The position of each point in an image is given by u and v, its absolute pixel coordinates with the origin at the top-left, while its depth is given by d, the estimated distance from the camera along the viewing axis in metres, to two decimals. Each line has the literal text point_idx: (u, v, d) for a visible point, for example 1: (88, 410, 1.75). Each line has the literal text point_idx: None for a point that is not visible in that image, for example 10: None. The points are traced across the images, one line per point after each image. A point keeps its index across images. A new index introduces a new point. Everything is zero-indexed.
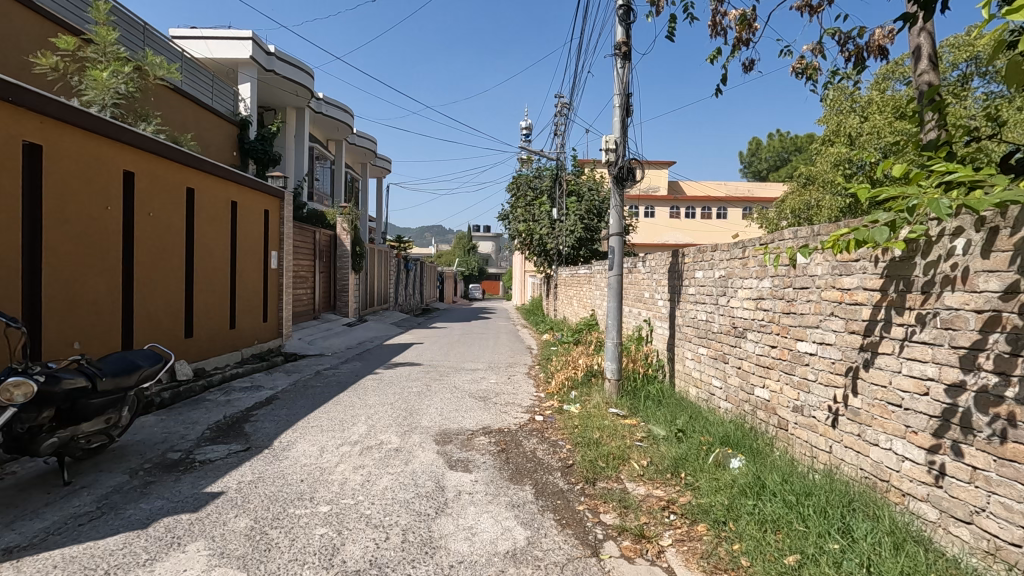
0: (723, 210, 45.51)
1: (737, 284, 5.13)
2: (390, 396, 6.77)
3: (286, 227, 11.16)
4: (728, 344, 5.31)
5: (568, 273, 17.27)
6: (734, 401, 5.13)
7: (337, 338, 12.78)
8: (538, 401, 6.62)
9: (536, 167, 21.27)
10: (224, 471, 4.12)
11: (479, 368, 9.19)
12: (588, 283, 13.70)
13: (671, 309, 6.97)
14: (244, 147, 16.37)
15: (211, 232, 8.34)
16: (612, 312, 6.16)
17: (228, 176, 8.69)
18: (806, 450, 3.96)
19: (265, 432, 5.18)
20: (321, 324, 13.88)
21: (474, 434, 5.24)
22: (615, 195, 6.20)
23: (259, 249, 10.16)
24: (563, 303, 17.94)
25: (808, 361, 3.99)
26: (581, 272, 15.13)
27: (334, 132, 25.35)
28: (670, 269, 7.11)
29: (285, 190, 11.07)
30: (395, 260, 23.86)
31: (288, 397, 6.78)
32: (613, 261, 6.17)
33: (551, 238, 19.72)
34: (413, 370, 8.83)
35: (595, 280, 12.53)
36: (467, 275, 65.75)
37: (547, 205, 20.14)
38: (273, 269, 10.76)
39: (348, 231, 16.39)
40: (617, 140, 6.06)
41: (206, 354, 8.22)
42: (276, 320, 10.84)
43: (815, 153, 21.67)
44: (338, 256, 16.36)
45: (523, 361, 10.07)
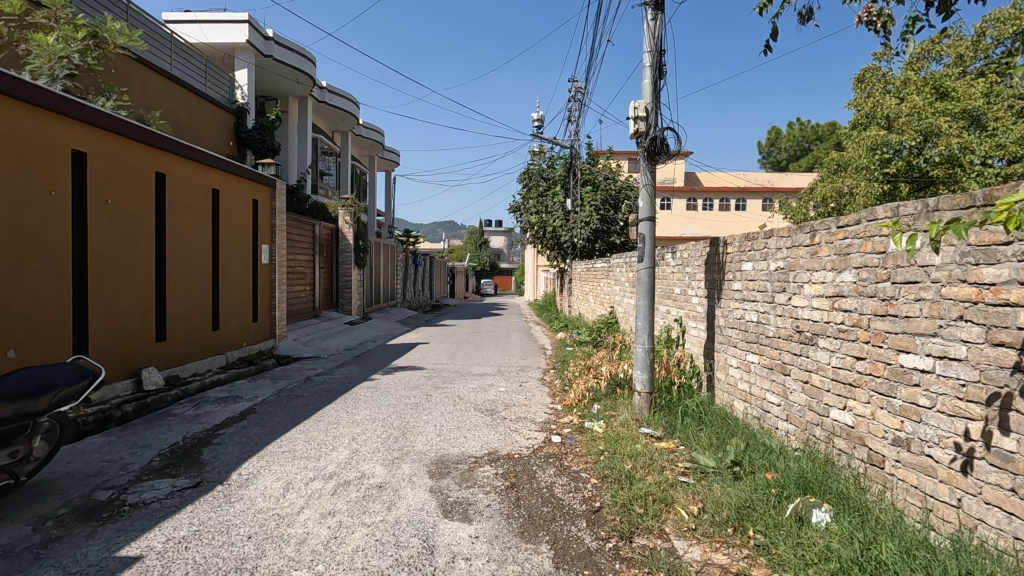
0: (742, 201, 44.12)
1: (803, 279, 4.12)
2: (383, 410, 5.86)
3: (278, 219, 10.31)
4: (790, 352, 4.31)
5: (584, 268, 16.28)
6: (800, 423, 4.13)
7: (337, 338, 11.91)
8: (554, 416, 5.67)
9: (549, 156, 20.25)
10: (156, 520, 3.23)
11: (487, 373, 8.26)
12: (606, 278, 12.72)
13: (710, 307, 5.96)
14: (241, 137, 15.55)
15: (187, 224, 7.50)
16: (643, 312, 5.18)
17: (206, 162, 7.83)
18: (917, 499, 2.97)
19: (226, 460, 4.30)
20: (321, 323, 13.04)
21: (478, 463, 4.31)
22: (646, 173, 5.21)
23: (247, 243, 9.32)
24: (578, 299, 16.94)
25: (918, 381, 2.98)
26: (597, 266, 14.15)
27: (339, 123, 24.52)
28: (708, 261, 6.09)
29: (277, 179, 10.20)
30: (402, 255, 22.97)
31: (267, 410, 5.91)
32: (644, 252, 5.18)
33: (564, 231, 18.71)
34: (414, 376, 7.92)
35: (614, 275, 11.53)
36: (479, 270, 64.88)
37: (561, 196, 19.11)
38: (265, 264, 9.92)
39: (350, 224, 15.54)
40: (648, 106, 5.08)
41: (184, 359, 7.38)
42: (267, 320, 10.01)
43: (845, 138, 20.41)
44: (340, 251, 15.52)
45: (536, 365, 9.12)
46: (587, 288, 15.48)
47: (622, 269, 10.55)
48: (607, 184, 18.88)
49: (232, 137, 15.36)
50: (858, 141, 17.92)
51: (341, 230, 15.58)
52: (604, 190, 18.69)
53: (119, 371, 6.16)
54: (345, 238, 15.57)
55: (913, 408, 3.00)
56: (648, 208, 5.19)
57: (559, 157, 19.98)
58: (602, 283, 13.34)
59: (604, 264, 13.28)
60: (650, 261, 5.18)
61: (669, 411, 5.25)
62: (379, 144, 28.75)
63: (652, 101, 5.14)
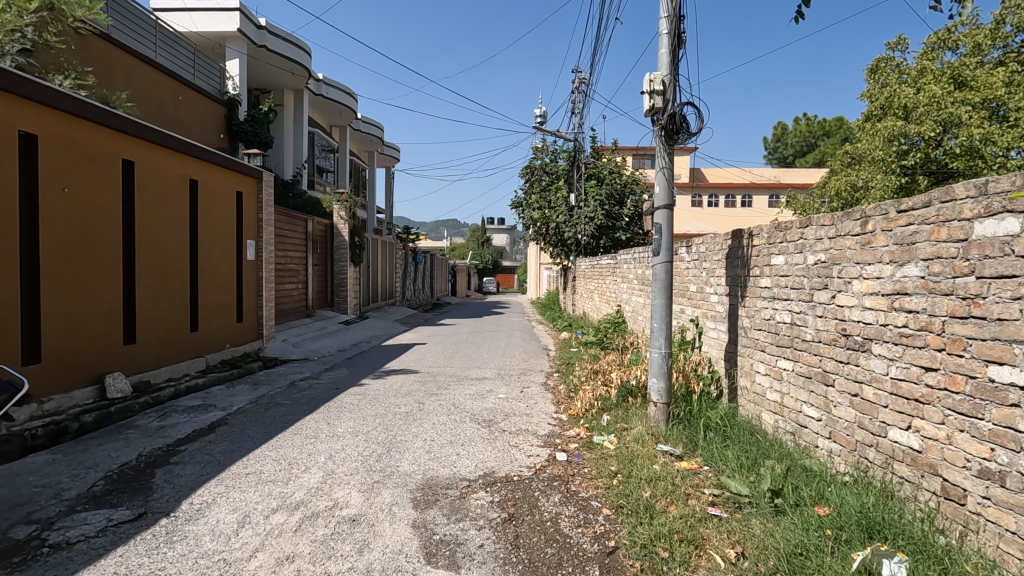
0: (748, 197, 43.43)
1: (851, 274, 3.51)
2: (369, 421, 5.28)
3: (265, 213, 9.73)
4: (834, 359, 3.70)
5: (589, 266, 15.67)
6: (849, 444, 3.52)
7: (330, 338, 11.34)
8: (559, 429, 5.08)
9: (552, 150, 19.62)
10: (75, 569, 2.65)
11: (486, 377, 7.68)
12: (612, 276, 12.12)
13: (733, 306, 5.35)
14: (232, 129, 14.97)
15: (161, 217, 6.93)
16: (660, 311, 4.59)
17: (182, 149, 7.25)
18: (1018, 549, 2.37)
19: (180, 484, 3.73)
20: (314, 323, 12.47)
21: (471, 487, 3.72)
22: (662, 155, 4.61)
23: (231, 238, 8.75)
24: (583, 298, 16.31)
25: (1017, 401, 2.38)
26: (603, 263, 13.55)
27: (337, 117, 23.93)
28: (730, 255, 5.48)
29: (263, 171, 9.61)
30: (401, 253, 22.37)
31: (241, 421, 5.33)
32: (661, 243, 4.59)
33: (568, 227, 18.08)
34: (407, 381, 7.34)
35: (620, 272, 10.93)
36: (481, 268, 64.31)
37: (565, 191, 18.48)
38: (250, 261, 9.35)
39: (346, 220, 14.96)
40: (665, 77, 4.49)
41: (157, 363, 6.80)
42: (254, 320, 9.44)
43: (858, 131, 19.72)
44: (335, 248, 14.94)
45: (539, 368, 8.54)
46: (592, 286, 14.87)
47: (630, 265, 9.95)
48: (612, 178, 18.24)
49: (223, 129, 14.79)
50: (873, 132, 17.25)
51: (336, 226, 15.01)
52: (609, 185, 18.06)
53: (79, 378, 5.59)
54: (340, 234, 15.00)
55: (1010, 434, 2.40)
56: (665, 193, 4.59)
57: (563, 151, 19.36)
58: (608, 280, 12.74)
59: (610, 260, 12.69)
60: (667, 253, 4.58)
61: (689, 423, 4.65)
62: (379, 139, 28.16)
63: (670, 73, 4.54)
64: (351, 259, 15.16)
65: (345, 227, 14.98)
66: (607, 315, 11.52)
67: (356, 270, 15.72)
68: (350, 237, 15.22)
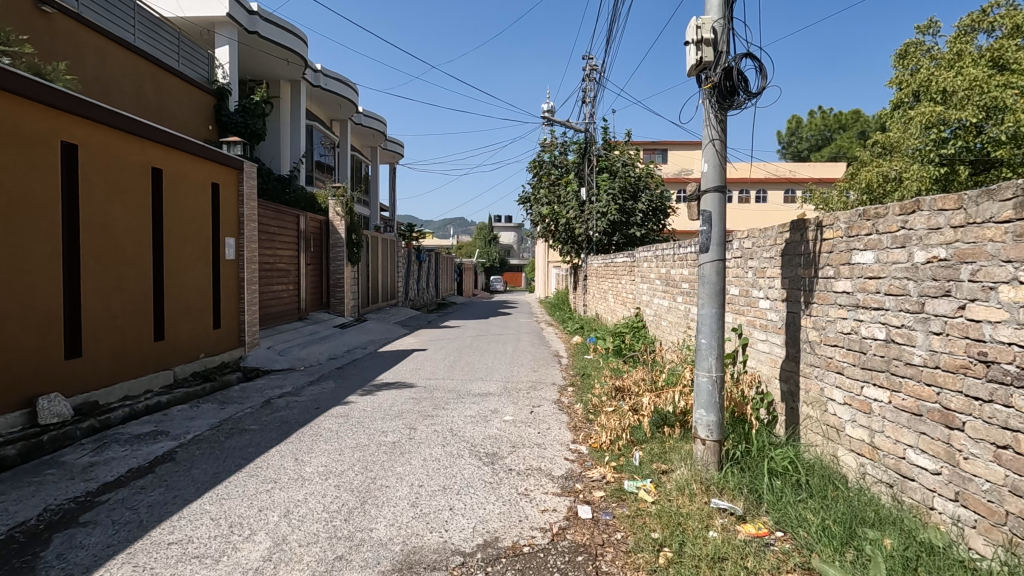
0: (762, 192, 42.20)
1: (999, 277, 2.51)
2: (346, 456, 4.33)
3: (247, 207, 8.81)
4: (964, 395, 2.70)
5: (602, 265, 14.66)
6: (994, 516, 2.52)
7: (322, 344, 10.42)
8: (579, 469, 4.10)
9: (562, 143, 18.62)
10: None
11: (491, 393, 6.69)
12: (630, 275, 11.10)
13: (793, 314, 4.33)
14: (222, 120, 14.08)
15: (115, 210, 6.01)
16: (711, 323, 3.59)
17: (142, 133, 6.33)
18: None
19: (77, 561, 2.78)
20: (307, 328, 11.56)
21: (467, 567, 2.75)
22: (712, 124, 3.59)
23: (206, 234, 7.83)
24: (595, 298, 15.30)
25: None
26: (618, 261, 12.54)
27: (337, 111, 23.02)
28: (787, 252, 4.47)
29: (243, 161, 8.69)
30: (404, 251, 21.46)
31: (193, 454, 4.39)
32: (710, 236, 3.59)
33: (579, 223, 17.05)
34: (401, 399, 6.37)
35: (639, 271, 9.93)
36: (488, 266, 63.39)
37: (576, 185, 17.48)
38: (230, 260, 8.44)
39: (342, 216, 14.06)
40: (718, 24, 3.48)
41: (110, 379, 5.88)
42: (234, 325, 8.54)
43: (887, 120, 18.54)
44: (331, 246, 14.04)
45: (550, 381, 7.55)
46: (606, 287, 13.86)
47: (652, 264, 8.92)
48: (626, 171, 17.21)
49: (212, 120, 13.91)
50: (908, 120, 16.03)
51: (332, 222, 14.12)
52: (623, 178, 17.03)
53: (5, 401, 4.68)
54: (336, 231, 14.10)
55: None
56: (716, 171, 3.58)
57: (573, 143, 18.35)
58: (624, 280, 11.74)
59: (626, 257, 11.69)
60: (720, 247, 3.59)
61: (748, 465, 3.65)
62: (381, 134, 27.24)
63: (723, 17, 3.53)
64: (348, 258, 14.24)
65: (341, 223, 14.06)
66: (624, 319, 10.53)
67: (354, 269, 14.82)
68: (347, 234, 14.31)
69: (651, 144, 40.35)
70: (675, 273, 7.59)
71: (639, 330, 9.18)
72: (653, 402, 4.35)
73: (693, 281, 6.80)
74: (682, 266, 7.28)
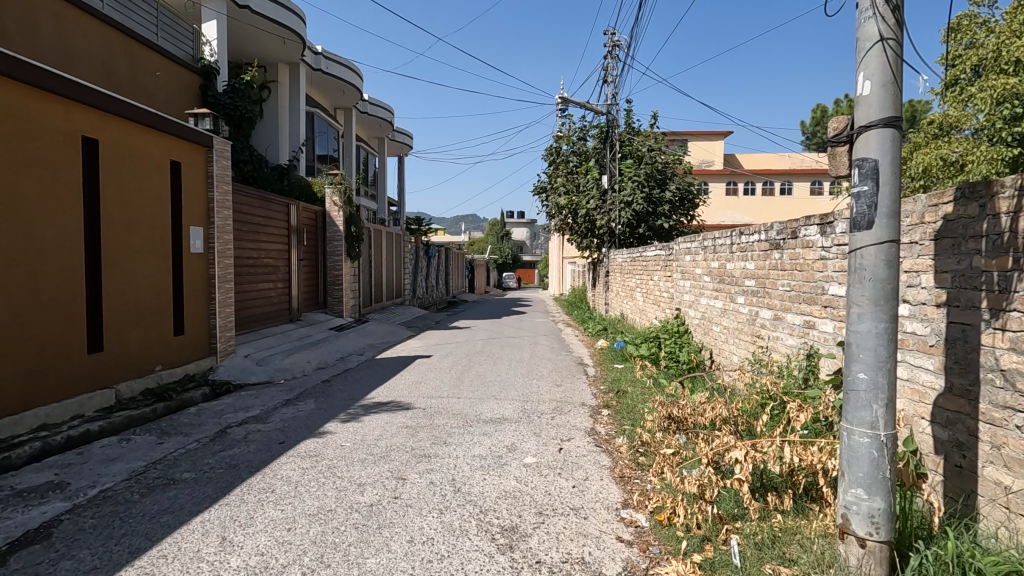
0: (787, 183, 40.29)
1: None
2: (299, 536, 2.96)
3: (218, 192, 7.50)
4: None
5: (627, 259, 13.20)
6: None
7: (312, 350, 9.09)
8: (645, 567, 2.67)
9: (581, 127, 17.14)
10: None
11: (506, 421, 5.28)
12: (665, 271, 9.63)
13: (966, 327, 2.86)
14: (209, 101, 12.83)
15: (27, 189, 4.74)
16: (878, 345, 2.14)
17: (65, 93, 5.04)
18: None
19: None
20: (297, 331, 10.25)
21: None
22: (879, 15, 2.14)
23: (164, 223, 6.54)
24: (620, 296, 13.84)
25: None
26: (648, 254, 11.06)
27: (341, 98, 21.71)
28: (949, 234, 3.00)
29: (212, 137, 7.38)
30: (411, 247, 20.10)
31: (81, 528, 3.06)
32: (876, 201, 2.15)
33: (600, 214, 15.59)
34: (392, 429, 4.99)
35: (678, 266, 8.47)
36: (500, 263, 62.04)
37: (597, 173, 16.01)
38: (197, 254, 7.15)
39: (340, 206, 12.75)
40: None
41: (19, 404, 4.60)
42: (203, 331, 7.26)
43: (941, 99, 16.78)
44: (328, 239, 12.74)
45: (579, 402, 6.12)
46: (632, 284, 12.43)
47: (696, 258, 7.45)
48: (652, 157, 15.69)
49: (198, 102, 12.65)
50: (971, 96, 14.30)
51: (329, 213, 12.83)
52: (648, 165, 15.52)
53: None
54: (333, 222, 12.78)
55: None
56: (887, 93, 2.14)
57: (593, 128, 16.86)
58: (657, 277, 10.30)
59: (659, 250, 10.25)
60: (894, 219, 2.14)
61: None
62: (389, 124, 25.93)
63: None
64: (346, 253, 12.91)
65: (339, 214, 12.72)
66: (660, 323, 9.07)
67: (353, 265, 13.49)
68: (346, 226, 13.00)
69: (669, 135, 38.65)
70: (733, 268, 6.12)
71: (680, 338, 7.73)
72: (751, 459, 2.92)
73: (763, 277, 5.32)
74: (744, 260, 5.81)
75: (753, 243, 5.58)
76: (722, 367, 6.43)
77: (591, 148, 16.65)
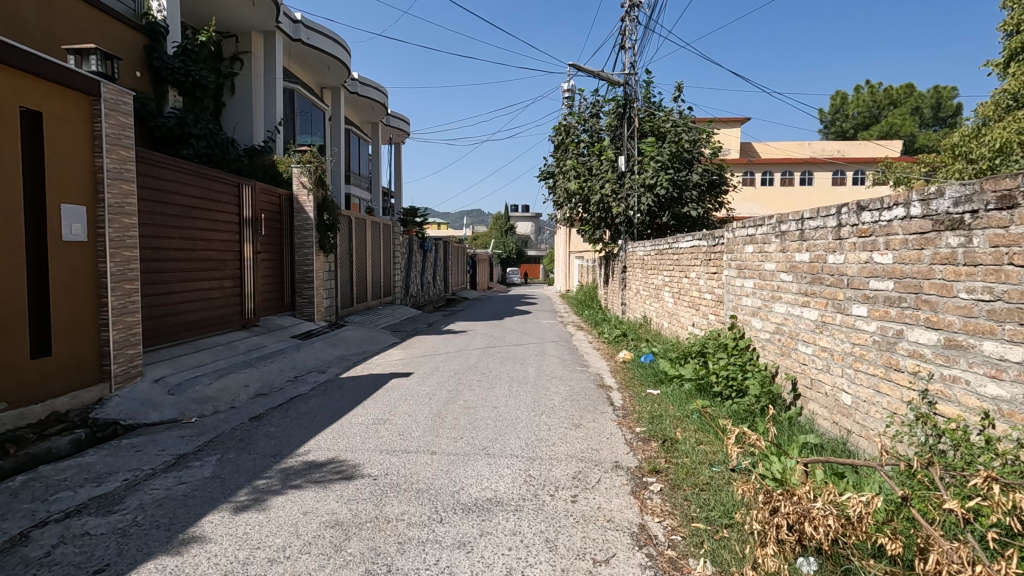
0: (808, 173, 38.01)
1: None
2: None
3: (111, 160, 5.52)
4: None
5: (650, 253, 11.15)
6: None
7: (257, 368, 7.12)
8: None
9: (593, 103, 15.03)
10: None
11: (500, 511, 3.28)
12: (710, 267, 7.57)
13: None
14: (155, 65, 10.82)
15: None
16: None
17: None
18: None
19: None
20: (248, 342, 8.27)
21: None
22: None
23: (11, 196, 4.57)
24: (641, 296, 11.81)
25: None
26: (681, 247, 9.01)
27: (328, 76, 19.64)
28: None
29: (100, 82, 5.38)
30: (403, 241, 18.05)
31: None
32: None
33: (616, 201, 13.50)
34: (307, 533, 2.98)
35: (732, 261, 6.40)
36: (504, 258, 60.08)
37: (613, 154, 13.91)
38: (77, 242, 5.17)
39: (310, 190, 10.68)
40: None
41: None
42: (86, 350, 5.27)
43: (1009, 69, 14.60)
44: (296, 229, 10.74)
45: (611, 463, 4.11)
46: (659, 283, 10.38)
47: (767, 250, 5.41)
48: (677, 136, 13.57)
49: (141, 64, 10.65)
50: None
51: (297, 198, 10.77)
52: (673, 144, 13.40)
53: None
54: (302, 209, 10.75)
55: None
56: None
57: (608, 104, 14.75)
58: (695, 274, 8.22)
59: (698, 240, 8.18)
60: None
61: None
62: (383, 108, 23.86)
63: None
64: (318, 245, 10.93)
65: (308, 198, 10.69)
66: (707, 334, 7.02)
67: (328, 259, 11.50)
68: (319, 214, 10.96)
69: None
70: (843, 264, 4.07)
71: (743, 359, 5.67)
72: None
73: (920, 279, 3.27)
74: (869, 252, 3.76)
75: (892, 223, 3.52)
76: (819, 406, 4.41)
77: (607, 126, 14.54)
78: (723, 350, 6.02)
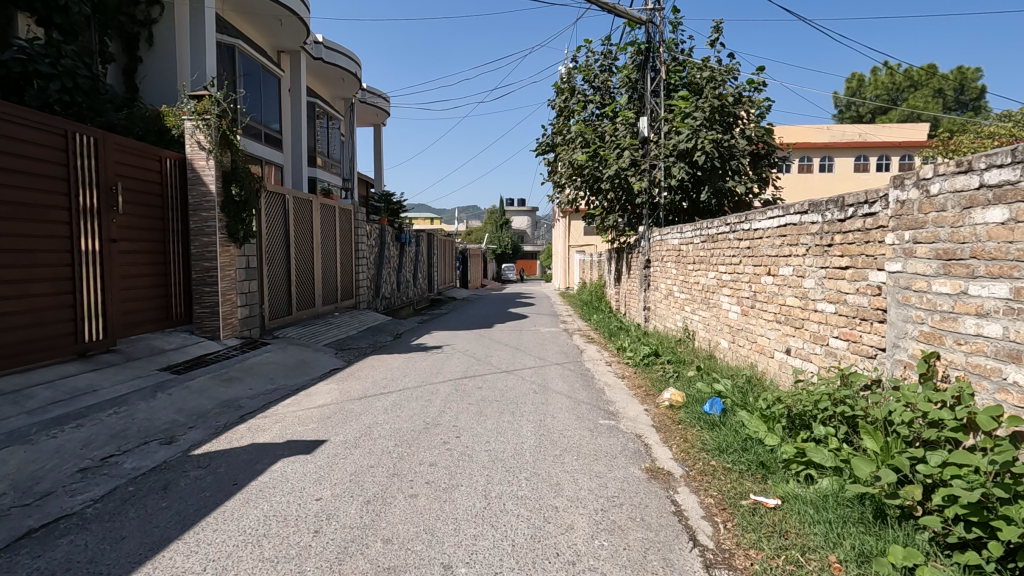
0: (827, 159, 35.07)
1: None
2: None
3: None
4: None
5: (693, 242, 7.99)
6: None
7: (30, 444, 3.91)
8: None
9: (605, 55, 11.93)
10: None
11: None
12: (835, 258, 4.38)
13: None
14: None
15: None
16: None
17: None
18: None
19: None
20: (66, 384, 5.06)
21: None
22: None
23: None
24: (677, 300, 8.70)
25: None
26: (757, 228, 5.81)
27: (285, 36, 16.31)
28: None
29: None
30: (370, 232, 14.81)
31: None
32: None
33: (636, 175, 10.38)
34: None
35: (929, 245, 3.19)
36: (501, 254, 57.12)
37: (632, 115, 10.79)
38: None
39: (211, 153, 7.45)
40: None
41: None
42: None
43: None
44: (191, 209, 7.52)
45: None
46: (711, 283, 7.19)
47: None
48: (717, 87, 10.29)
49: None
50: None
51: (191, 166, 7.52)
52: (713, 97, 10.09)
53: None
54: (200, 180, 7.51)
55: None
56: None
57: (623, 53, 11.61)
58: (794, 271, 5.04)
59: (796, 214, 4.98)
60: None
61: None
62: (355, 80, 20.56)
63: None
64: (227, 232, 7.69)
65: (207, 164, 7.46)
66: (853, 385, 3.81)
67: (247, 253, 8.28)
68: (225, 188, 7.71)
69: None
70: None
71: (1010, 465, 2.48)
72: None
73: None
74: None
75: None
76: None
77: (623, 80, 11.34)
78: (944, 434, 2.80)
